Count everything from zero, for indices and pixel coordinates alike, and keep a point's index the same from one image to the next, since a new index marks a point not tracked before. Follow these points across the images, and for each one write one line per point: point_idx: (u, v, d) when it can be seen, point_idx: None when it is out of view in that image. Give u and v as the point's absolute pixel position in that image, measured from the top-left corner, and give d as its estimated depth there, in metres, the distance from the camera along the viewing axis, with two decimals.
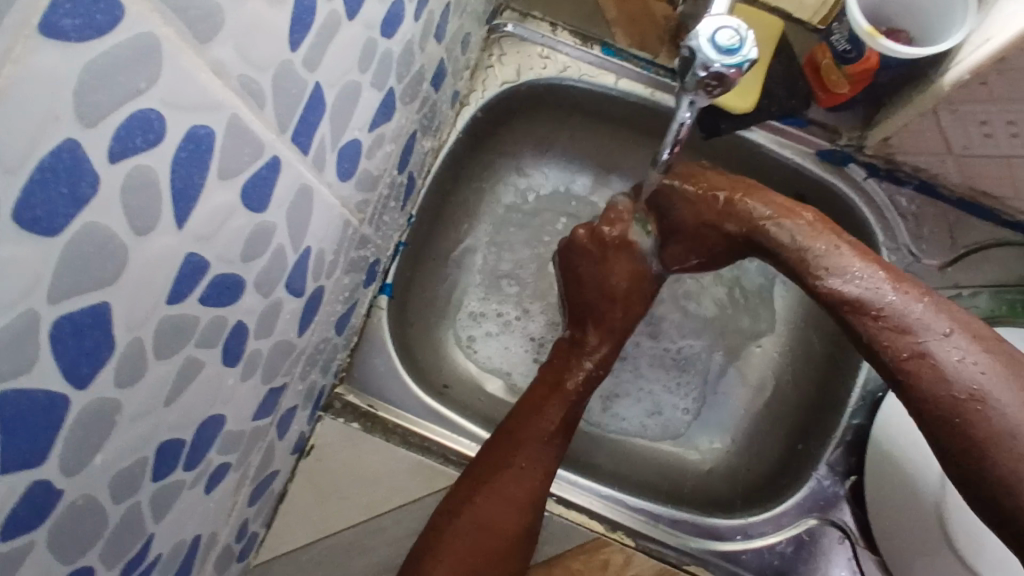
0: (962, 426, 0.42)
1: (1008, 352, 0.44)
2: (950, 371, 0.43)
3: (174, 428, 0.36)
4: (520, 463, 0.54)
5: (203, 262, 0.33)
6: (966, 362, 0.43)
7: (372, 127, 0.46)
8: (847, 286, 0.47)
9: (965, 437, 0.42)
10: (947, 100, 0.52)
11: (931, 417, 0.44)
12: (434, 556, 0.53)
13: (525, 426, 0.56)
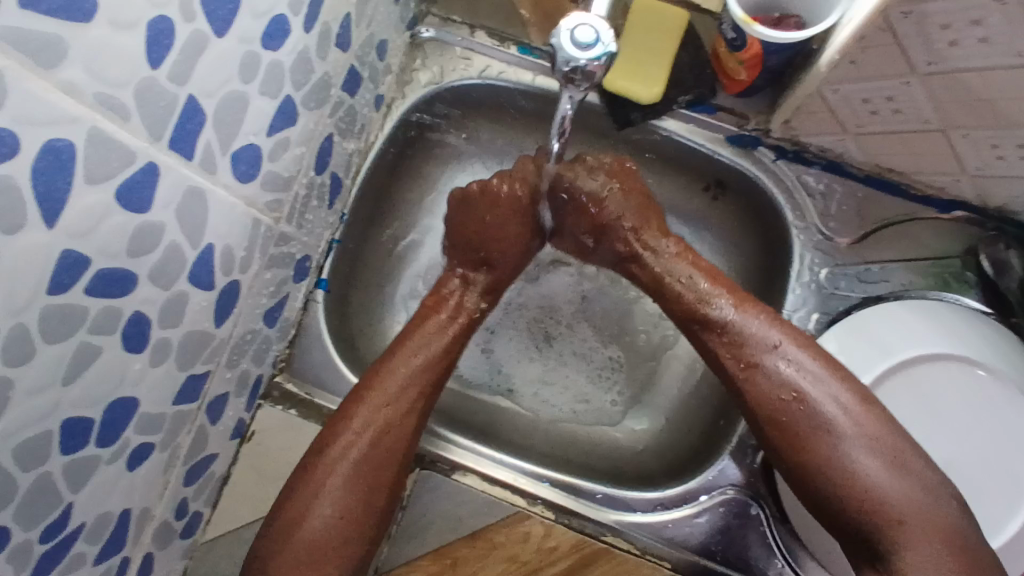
0: (823, 459, 0.52)
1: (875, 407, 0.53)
2: (820, 415, 0.53)
3: (80, 407, 0.41)
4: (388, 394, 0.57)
5: (83, 256, 0.37)
6: (835, 410, 0.52)
7: (270, 131, 0.50)
8: (748, 329, 0.56)
9: (826, 472, 0.52)
10: (828, 80, 0.54)
11: (800, 446, 0.53)
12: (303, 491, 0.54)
13: (404, 400, 0.57)
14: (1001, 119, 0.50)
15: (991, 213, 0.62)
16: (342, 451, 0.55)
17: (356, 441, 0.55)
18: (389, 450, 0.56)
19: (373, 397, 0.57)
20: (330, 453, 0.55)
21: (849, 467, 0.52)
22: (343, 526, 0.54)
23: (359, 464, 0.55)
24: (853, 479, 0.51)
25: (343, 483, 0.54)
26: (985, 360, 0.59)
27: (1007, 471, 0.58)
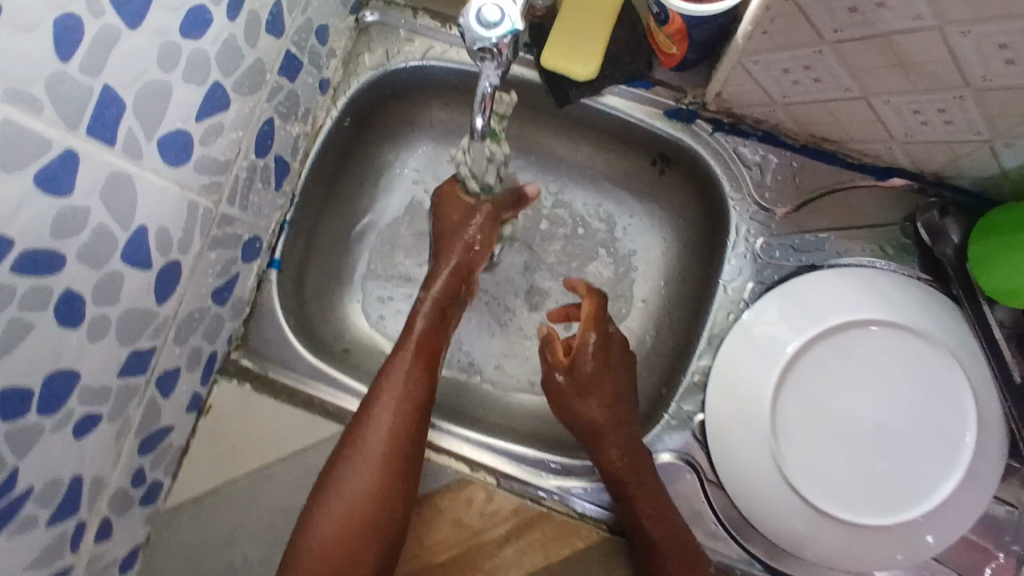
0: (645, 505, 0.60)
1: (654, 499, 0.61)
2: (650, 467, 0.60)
3: (17, 380, 0.44)
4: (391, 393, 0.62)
5: (6, 238, 0.39)
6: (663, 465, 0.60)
7: (201, 118, 0.52)
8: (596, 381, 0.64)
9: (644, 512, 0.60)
10: (747, 51, 0.54)
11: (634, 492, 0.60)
12: (329, 497, 0.59)
13: (406, 394, 0.62)
14: (916, 85, 0.50)
15: (927, 179, 0.63)
16: (360, 465, 0.59)
17: (370, 451, 0.59)
18: (401, 457, 0.60)
19: (381, 410, 0.61)
20: (347, 468, 0.59)
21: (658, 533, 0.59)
22: (371, 529, 0.58)
23: (376, 473, 0.59)
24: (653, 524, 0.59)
25: (365, 492, 0.58)
26: (914, 321, 0.60)
27: (938, 430, 0.59)
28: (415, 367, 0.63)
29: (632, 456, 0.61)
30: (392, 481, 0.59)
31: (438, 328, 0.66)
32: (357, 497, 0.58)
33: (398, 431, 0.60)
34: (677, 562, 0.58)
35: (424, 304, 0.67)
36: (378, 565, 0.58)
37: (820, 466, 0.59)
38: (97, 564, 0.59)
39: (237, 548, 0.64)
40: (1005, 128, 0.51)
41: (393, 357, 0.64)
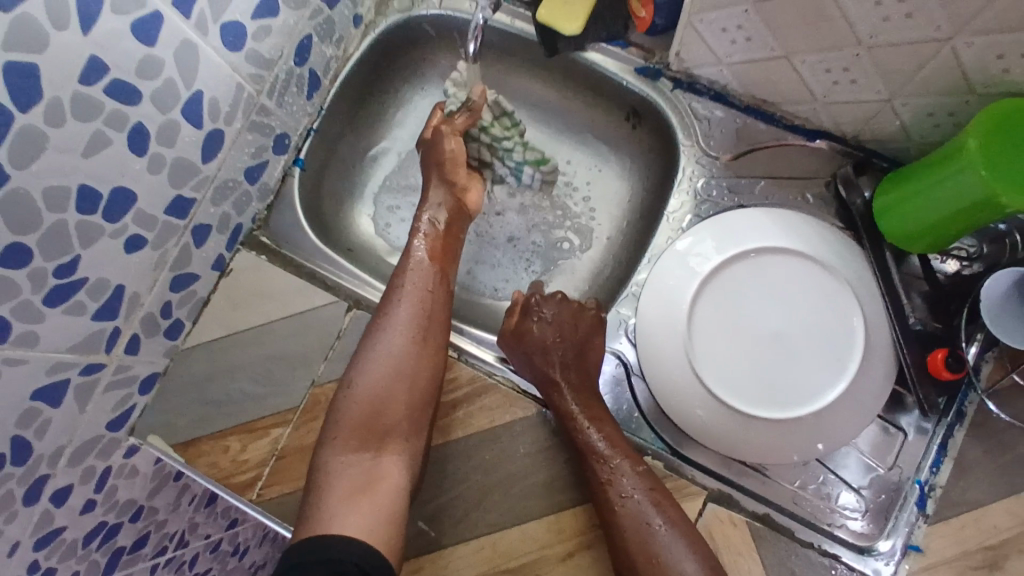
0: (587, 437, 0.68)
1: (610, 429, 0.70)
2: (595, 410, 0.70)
3: (92, 180, 0.58)
4: (411, 280, 0.74)
5: (102, 63, 0.54)
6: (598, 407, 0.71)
7: (255, 17, 0.67)
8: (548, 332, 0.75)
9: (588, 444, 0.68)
10: (693, 11, 0.67)
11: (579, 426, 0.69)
12: (360, 368, 0.70)
13: (425, 280, 0.74)
14: (822, 43, 0.62)
15: (849, 142, 0.74)
16: (384, 340, 0.71)
17: (392, 330, 0.71)
18: (421, 332, 0.71)
19: (396, 302, 0.73)
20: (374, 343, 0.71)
21: (613, 459, 0.67)
22: (396, 385, 0.68)
23: (397, 346, 0.70)
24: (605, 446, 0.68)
25: (387, 358, 0.70)
26: (817, 253, 0.71)
27: (828, 343, 0.70)
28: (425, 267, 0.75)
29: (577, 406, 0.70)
30: (412, 352, 0.70)
31: (445, 240, 0.78)
32: (388, 362, 0.69)
33: (418, 310, 0.72)
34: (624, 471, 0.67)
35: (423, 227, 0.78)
36: (409, 416, 0.68)
37: (726, 362, 0.70)
38: (122, 373, 0.72)
39: (236, 384, 0.78)
40: (895, 84, 0.63)
41: (406, 259, 0.76)
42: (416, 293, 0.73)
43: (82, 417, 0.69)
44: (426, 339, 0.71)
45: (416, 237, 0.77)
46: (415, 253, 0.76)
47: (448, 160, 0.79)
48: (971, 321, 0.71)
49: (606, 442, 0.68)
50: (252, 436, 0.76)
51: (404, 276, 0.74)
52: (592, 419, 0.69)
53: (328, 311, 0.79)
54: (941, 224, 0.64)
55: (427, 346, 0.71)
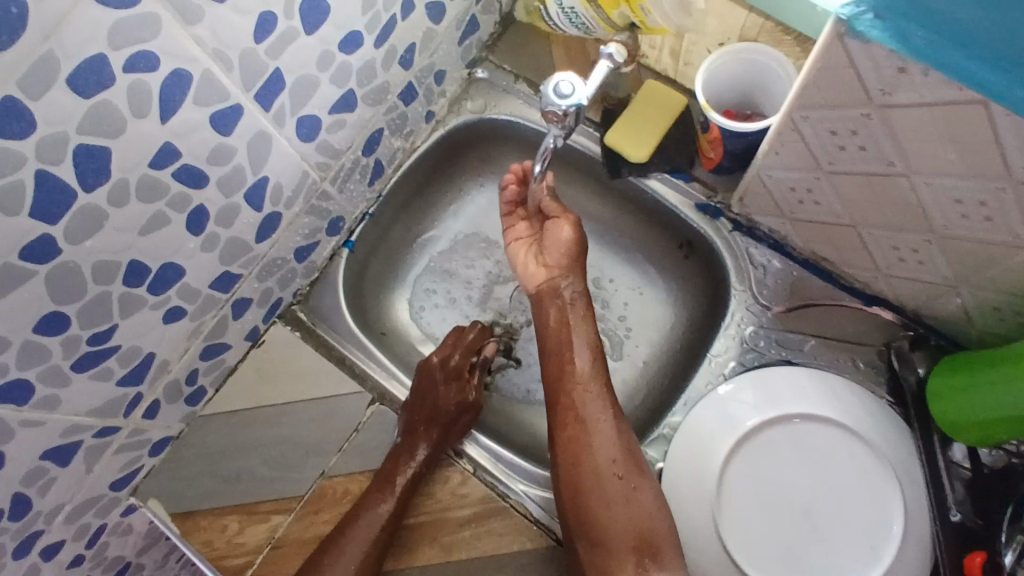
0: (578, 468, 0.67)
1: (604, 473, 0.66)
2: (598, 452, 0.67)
3: (144, 256, 0.58)
4: (354, 546, 0.67)
5: (176, 150, 0.55)
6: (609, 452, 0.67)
7: (332, 112, 0.69)
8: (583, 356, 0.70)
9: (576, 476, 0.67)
10: (762, 167, 0.66)
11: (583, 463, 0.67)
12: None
13: (367, 537, 0.68)
14: (892, 223, 0.61)
15: (907, 313, 0.72)
16: (347, 548, 0.67)
17: (357, 535, 0.68)
18: (383, 542, 0.68)
19: (379, 503, 0.69)
20: (338, 543, 0.68)
21: (601, 425, 0.67)
22: None
23: (360, 550, 0.67)
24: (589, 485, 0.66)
25: (345, 569, 0.66)
26: (862, 427, 0.68)
27: (863, 526, 0.66)
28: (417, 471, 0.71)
29: (580, 385, 0.69)
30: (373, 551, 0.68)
31: (445, 441, 0.73)
32: None
33: (383, 519, 0.68)
34: (609, 441, 0.67)
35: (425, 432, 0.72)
36: None
37: (750, 527, 0.67)
38: (136, 436, 0.71)
39: (246, 462, 0.76)
40: (964, 274, 0.61)
41: (399, 451, 0.71)
42: (368, 529, 0.68)
43: (88, 476, 0.69)
44: (383, 548, 0.68)
45: (417, 437, 0.72)
46: (413, 457, 0.71)
47: (456, 369, 0.77)
48: (1011, 522, 0.61)
49: (583, 479, 0.66)
50: (251, 519, 0.74)
51: (346, 538, 0.68)
52: (582, 430, 0.68)
53: (351, 401, 0.77)
54: (992, 423, 0.61)
55: (380, 553, 0.68)
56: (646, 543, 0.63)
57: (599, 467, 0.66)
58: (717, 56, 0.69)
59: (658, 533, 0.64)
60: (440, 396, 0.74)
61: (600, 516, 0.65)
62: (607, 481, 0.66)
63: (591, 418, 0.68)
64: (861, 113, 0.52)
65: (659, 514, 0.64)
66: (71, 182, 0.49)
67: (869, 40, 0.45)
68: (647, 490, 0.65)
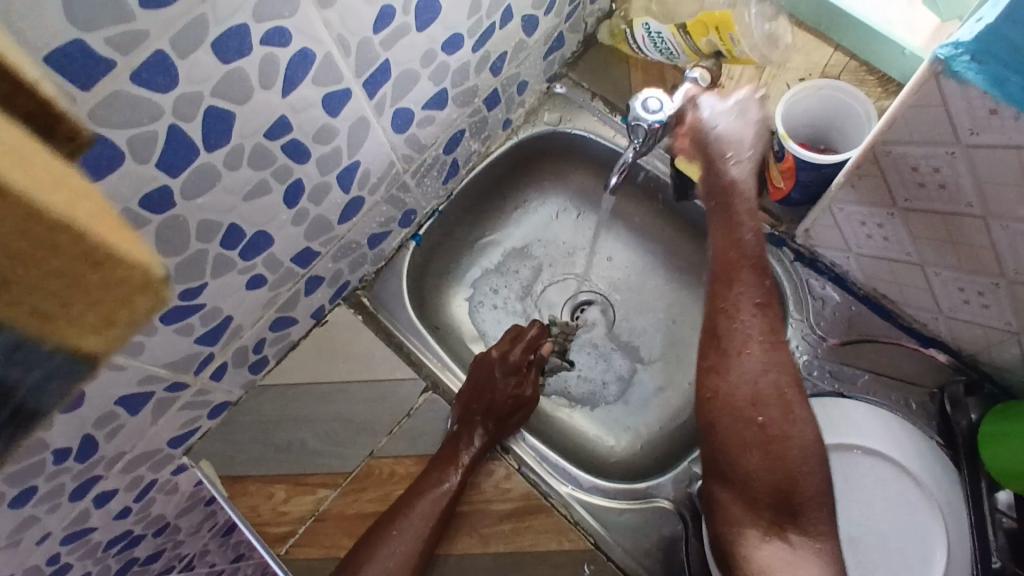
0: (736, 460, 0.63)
1: (776, 450, 0.62)
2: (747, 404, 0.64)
3: (242, 220, 0.61)
4: (416, 519, 0.69)
5: (289, 124, 0.58)
6: (755, 407, 0.64)
7: (424, 108, 0.72)
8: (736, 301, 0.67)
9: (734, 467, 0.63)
10: (834, 199, 0.68)
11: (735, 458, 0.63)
12: (369, 549, 0.69)
13: (431, 511, 0.69)
14: (960, 264, 0.62)
15: (963, 358, 0.72)
16: (411, 520, 0.69)
17: (418, 509, 0.69)
18: (445, 517, 0.70)
19: (443, 480, 0.71)
20: (400, 515, 0.69)
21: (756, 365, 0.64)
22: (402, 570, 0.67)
23: (423, 522, 0.69)
24: (764, 457, 0.62)
25: (411, 542, 0.68)
26: (913, 464, 0.68)
27: (905, 563, 0.66)
28: (476, 448, 0.73)
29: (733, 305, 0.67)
30: (435, 525, 0.69)
31: (500, 427, 0.76)
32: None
33: (447, 495, 0.70)
34: (760, 376, 0.64)
35: (482, 416, 0.74)
36: None
37: None
38: (200, 396, 0.74)
39: (298, 433, 0.79)
40: None
41: (460, 433, 0.74)
42: (433, 505, 0.70)
43: (151, 427, 0.72)
44: (442, 526, 0.70)
45: (478, 425, 0.74)
46: (473, 440, 0.73)
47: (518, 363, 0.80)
48: None
49: (737, 449, 0.63)
50: (298, 490, 0.76)
51: (408, 511, 0.69)
52: (722, 359, 0.66)
53: (405, 387, 0.80)
54: None
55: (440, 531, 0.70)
56: (799, 512, 0.61)
57: (756, 423, 0.63)
58: (797, 91, 0.71)
59: (806, 484, 0.61)
60: (498, 386, 0.77)
61: (732, 451, 0.63)
62: (767, 412, 0.63)
63: (733, 348, 0.66)
64: (945, 152, 0.54)
65: (813, 462, 0.62)
66: (196, 141, 0.52)
67: (965, 81, 0.48)
68: (799, 435, 0.62)
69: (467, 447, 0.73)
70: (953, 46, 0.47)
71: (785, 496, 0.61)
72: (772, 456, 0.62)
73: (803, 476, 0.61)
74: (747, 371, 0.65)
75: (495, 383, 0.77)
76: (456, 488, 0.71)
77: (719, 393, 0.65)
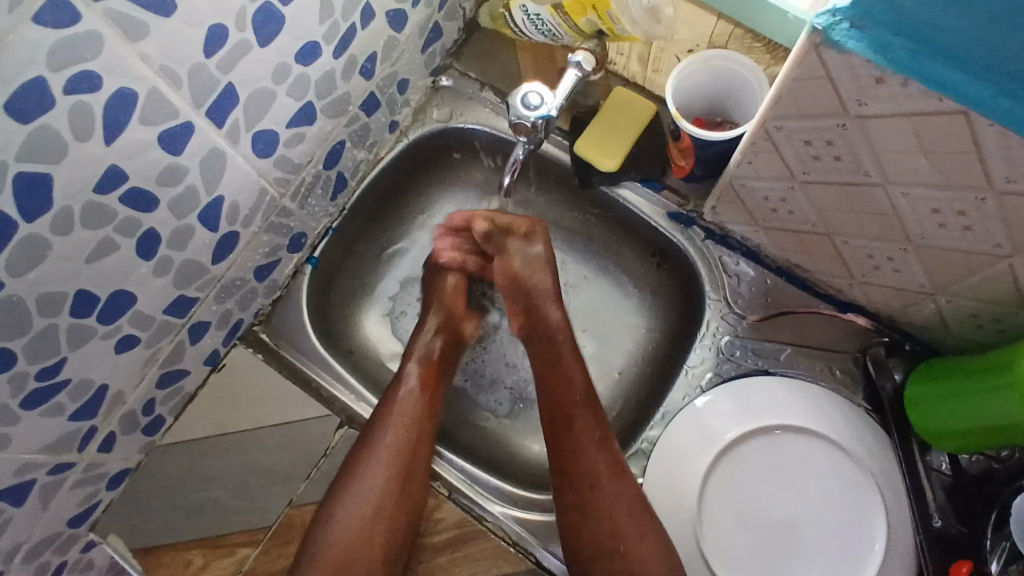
0: (577, 516, 0.64)
1: (611, 504, 0.64)
2: (583, 465, 0.65)
3: (93, 285, 0.54)
4: (352, 509, 0.65)
5: (124, 172, 0.51)
6: (591, 465, 0.65)
7: (290, 126, 0.66)
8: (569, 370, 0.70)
9: (576, 526, 0.64)
10: (735, 176, 0.65)
11: (575, 520, 0.64)
12: None
13: (370, 498, 0.66)
14: (866, 231, 0.60)
15: (880, 319, 0.71)
16: (347, 504, 0.66)
17: (352, 501, 0.66)
18: (393, 502, 0.66)
19: (378, 473, 0.66)
20: (332, 511, 0.66)
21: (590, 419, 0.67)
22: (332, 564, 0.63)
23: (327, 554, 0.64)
24: (597, 508, 0.64)
25: (340, 541, 0.64)
26: (843, 439, 0.68)
27: (843, 536, 0.66)
28: (390, 458, 0.68)
29: (568, 369, 0.70)
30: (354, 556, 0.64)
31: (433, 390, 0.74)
32: None
33: (388, 480, 0.66)
34: (591, 432, 0.67)
35: (410, 380, 0.72)
36: None
37: (732, 538, 0.67)
38: (92, 472, 0.67)
39: (207, 492, 0.72)
40: (941, 283, 0.60)
41: (392, 407, 0.70)
42: (370, 493, 0.66)
43: (42, 516, 0.64)
44: (382, 517, 0.65)
45: (416, 399, 0.71)
46: (416, 409, 0.71)
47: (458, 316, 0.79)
48: (997, 528, 0.60)
49: (576, 508, 0.65)
50: (217, 554, 0.70)
51: (342, 503, 0.66)
52: (564, 421, 0.68)
53: (317, 426, 0.74)
54: (976, 432, 0.60)
55: (382, 526, 0.65)
56: (627, 554, 0.62)
57: (584, 481, 0.65)
58: (686, 65, 0.68)
59: (626, 530, 0.63)
60: (411, 389, 0.72)
61: (574, 508, 0.64)
62: (603, 469, 0.65)
63: (567, 408, 0.68)
64: (836, 124, 0.51)
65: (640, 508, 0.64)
66: (11, 214, 0.45)
67: (847, 51, 0.44)
68: (628, 486, 0.65)
69: (377, 456, 0.68)
70: (831, 14, 0.43)
71: (630, 540, 0.62)
72: (610, 504, 0.64)
73: (637, 519, 0.63)
74: (578, 432, 0.67)
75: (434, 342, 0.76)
76: (397, 480, 0.67)
77: (564, 452, 0.67)
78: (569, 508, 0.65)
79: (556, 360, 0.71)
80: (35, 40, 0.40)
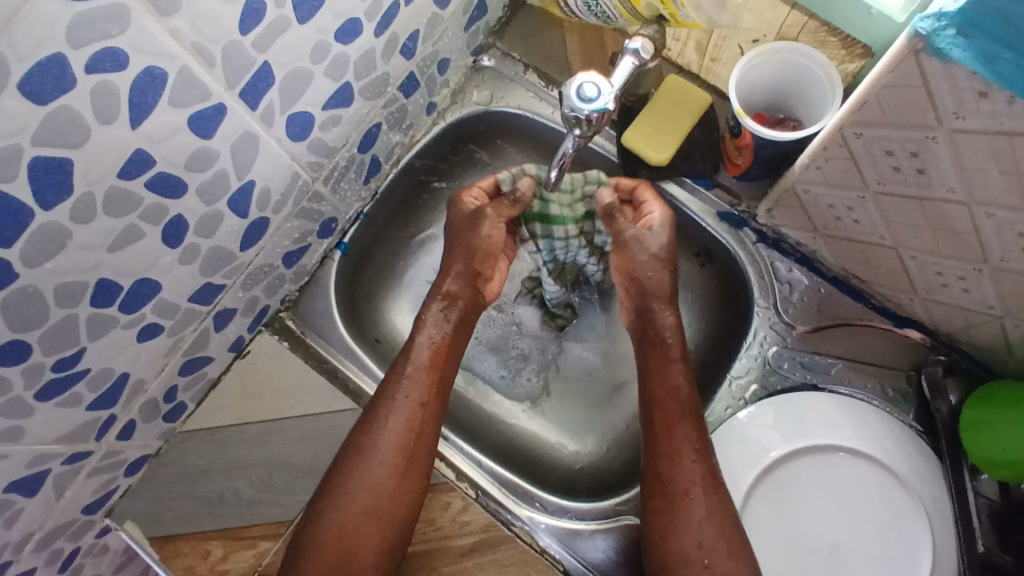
0: (665, 513, 0.61)
1: (704, 510, 0.60)
2: (681, 471, 0.62)
3: (115, 273, 0.52)
4: (350, 499, 0.63)
5: (150, 157, 0.48)
6: (690, 470, 0.62)
7: (325, 108, 0.62)
8: (675, 366, 0.66)
9: (661, 524, 0.61)
10: (798, 180, 0.61)
11: (661, 520, 0.61)
12: None
13: (367, 492, 0.63)
14: (939, 247, 0.56)
15: (939, 337, 0.67)
16: (349, 492, 0.63)
17: (348, 494, 0.63)
18: (400, 480, 0.64)
19: (371, 470, 0.63)
20: (331, 500, 0.63)
21: (687, 424, 0.63)
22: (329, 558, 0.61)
23: (323, 551, 0.61)
24: (682, 514, 0.60)
25: (339, 531, 0.62)
26: (893, 462, 0.65)
27: (888, 563, 0.63)
28: (397, 439, 0.64)
29: (670, 363, 0.66)
30: (357, 537, 0.62)
31: (441, 368, 0.68)
32: None
33: (388, 471, 0.63)
34: (686, 435, 0.63)
35: (414, 362, 0.67)
36: None
37: (771, 559, 0.64)
38: (111, 458, 0.66)
39: (229, 482, 0.71)
40: (1016, 308, 0.56)
41: (390, 391, 0.66)
42: (366, 487, 0.63)
43: (59, 502, 0.63)
44: (384, 515, 0.63)
45: (422, 372, 0.67)
46: (416, 379, 0.67)
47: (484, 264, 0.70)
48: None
49: (665, 507, 0.61)
50: (237, 546, 0.69)
51: (339, 493, 0.63)
52: (671, 421, 0.64)
53: (343, 419, 0.72)
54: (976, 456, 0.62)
55: (380, 525, 0.62)
56: (711, 567, 0.58)
57: (676, 489, 0.61)
58: (751, 56, 0.63)
59: (713, 544, 0.59)
60: (413, 374, 0.67)
61: (669, 507, 0.61)
62: (702, 473, 0.62)
63: (673, 412, 0.64)
64: (925, 135, 0.47)
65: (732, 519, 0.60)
66: (27, 201, 0.42)
67: (950, 60, 0.39)
68: (721, 495, 0.61)
69: (378, 448, 0.64)
70: (936, 18, 0.38)
71: (717, 547, 0.59)
72: (704, 508, 0.60)
73: (727, 527, 0.60)
74: (679, 438, 0.63)
75: (470, 288, 0.70)
76: (390, 473, 0.63)
77: (660, 454, 0.63)
78: (656, 506, 0.62)
79: (660, 355, 0.67)
80: (56, 13, 0.37)
